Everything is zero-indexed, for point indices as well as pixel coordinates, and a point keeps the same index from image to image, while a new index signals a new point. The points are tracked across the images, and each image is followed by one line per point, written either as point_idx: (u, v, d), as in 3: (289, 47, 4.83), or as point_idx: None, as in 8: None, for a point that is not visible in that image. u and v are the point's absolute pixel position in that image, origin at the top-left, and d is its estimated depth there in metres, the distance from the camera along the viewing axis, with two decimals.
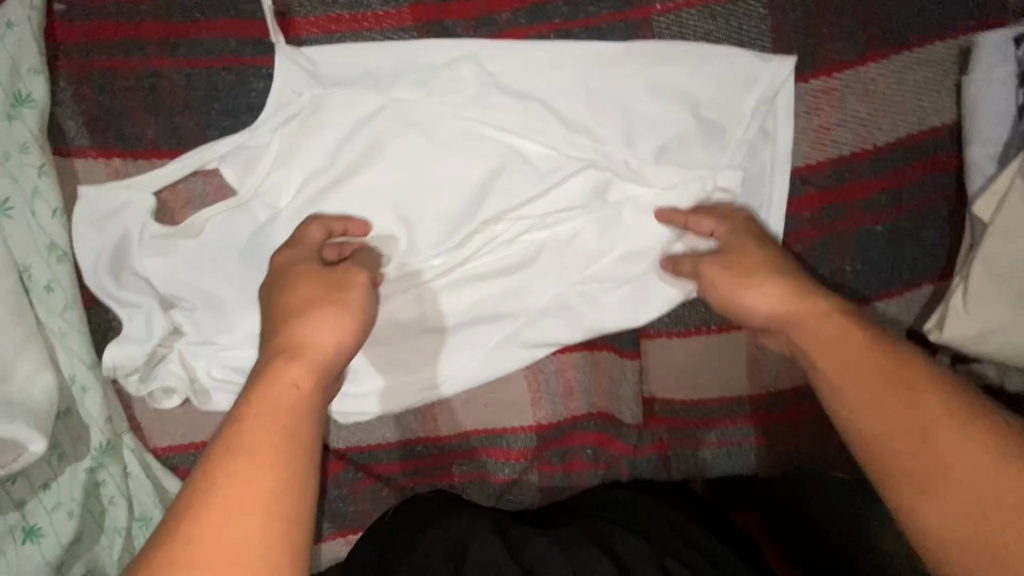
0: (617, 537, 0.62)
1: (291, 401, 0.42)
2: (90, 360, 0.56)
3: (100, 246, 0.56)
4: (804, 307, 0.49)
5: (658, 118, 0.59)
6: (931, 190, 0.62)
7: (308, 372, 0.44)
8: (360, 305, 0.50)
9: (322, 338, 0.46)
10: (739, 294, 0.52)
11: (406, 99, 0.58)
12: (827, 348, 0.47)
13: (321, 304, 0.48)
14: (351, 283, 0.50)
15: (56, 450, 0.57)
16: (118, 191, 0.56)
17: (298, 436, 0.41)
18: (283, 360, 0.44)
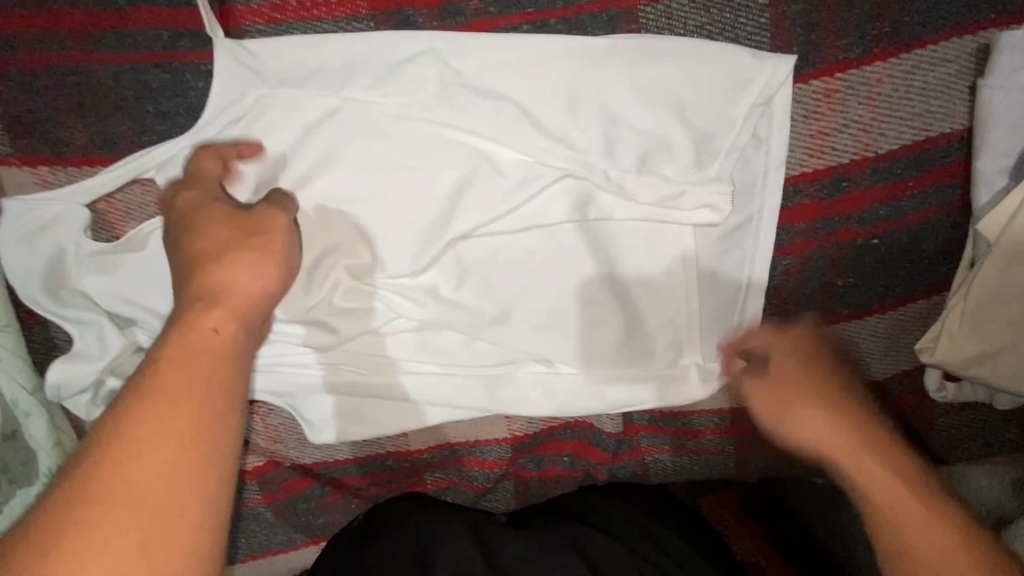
0: (587, 534, 0.62)
1: (211, 348, 0.36)
2: (32, 385, 0.54)
3: (33, 265, 0.52)
4: (864, 457, 0.44)
5: (642, 121, 0.54)
6: (935, 201, 0.57)
7: (226, 322, 0.38)
8: (287, 247, 0.44)
9: (240, 287, 0.40)
10: (791, 423, 0.47)
11: (365, 100, 0.53)
12: (883, 499, 0.43)
13: (238, 249, 0.42)
14: (274, 226, 0.44)
15: (5, 474, 0.52)
16: (48, 203, 0.52)
17: (220, 385, 0.35)
18: (200, 310, 0.38)
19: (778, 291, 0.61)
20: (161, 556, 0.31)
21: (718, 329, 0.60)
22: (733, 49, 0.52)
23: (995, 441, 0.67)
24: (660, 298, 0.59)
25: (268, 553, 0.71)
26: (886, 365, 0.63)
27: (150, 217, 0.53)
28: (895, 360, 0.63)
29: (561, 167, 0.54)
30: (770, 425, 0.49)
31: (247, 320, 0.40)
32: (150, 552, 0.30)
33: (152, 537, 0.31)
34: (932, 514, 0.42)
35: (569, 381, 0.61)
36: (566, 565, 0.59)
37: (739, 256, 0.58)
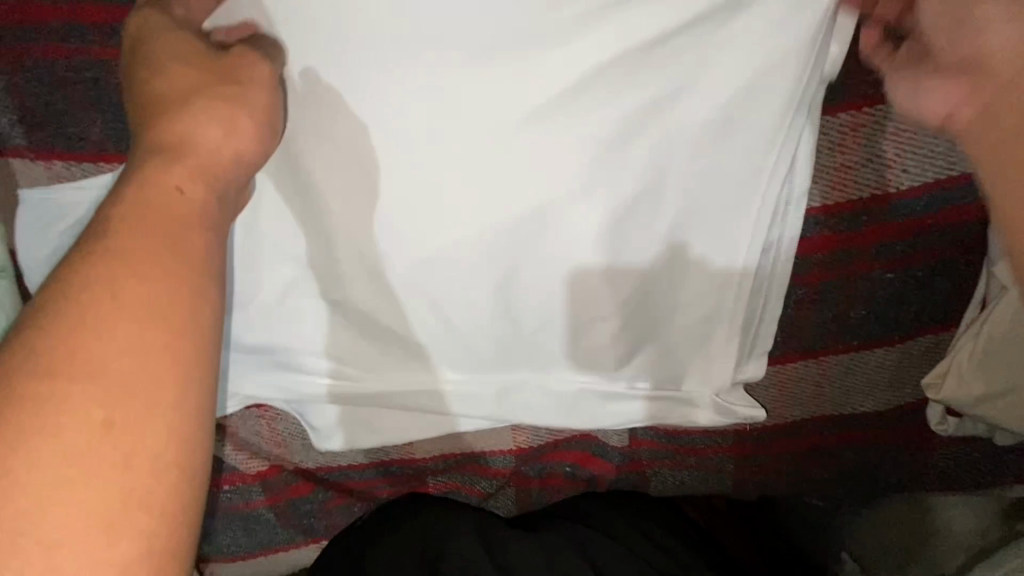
0: (589, 535, 0.65)
1: (190, 209, 0.39)
2: None
3: (45, 259, 0.51)
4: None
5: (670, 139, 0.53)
6: (951, 239, 0.58)
7: (192, 172, 0.41)
8: (268, 103, 0.46)
9: (212, 141, 0.43)
10: (980, 14, 0.44)
11: (374, 90, 0.48)
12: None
13: (203, 98, 0.44)
14: (253, 75, 0.46)
15: None
16: (62, 196, 0.50)
17: (189, 254, 0.36)
18: (162, 159, 0.40)
19: (790, 318, 0.61)
20: (126, 420, 0.31)
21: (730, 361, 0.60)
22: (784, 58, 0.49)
23: (992, 476, 0.68)
24: (677, 320, 0.59)
25: (273, 550, 0.72)
26: (888, 394, 0.65)
27: None
28: (895, 390, 0.65)
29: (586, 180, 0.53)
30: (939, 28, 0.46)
31: (217, 182, 0.42)
32: (112, 416, 0.31)
33: (115, 400, 0.31)
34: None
35: (574, 399, 0.61)
36: (567, 567, 0.62)
37: (757, 286, 0.58)
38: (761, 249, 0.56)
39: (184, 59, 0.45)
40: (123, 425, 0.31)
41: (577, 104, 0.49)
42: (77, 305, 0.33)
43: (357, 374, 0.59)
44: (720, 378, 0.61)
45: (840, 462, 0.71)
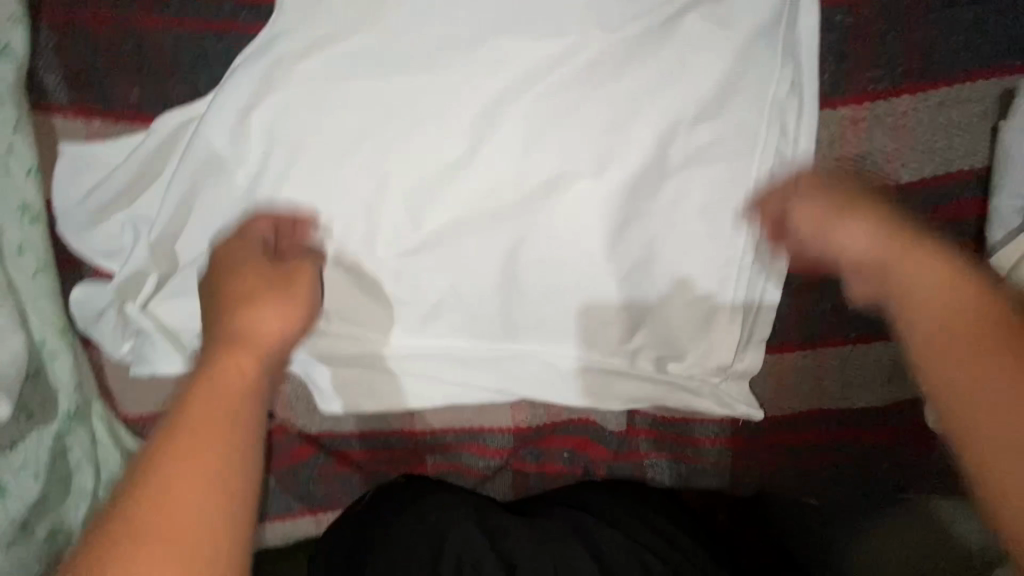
0: (596, 527, 0.64)
1: (247, 383, 0.43)
2: (62, 325, 0.55)
3: (78, 207, 0.54)
4: (909, 252, 0.46)
5: (669, 128, 0.57)
6: (955, 234, 0.58)
7: (252, 359, 0.46)
8: (305, 303, 0.53)
9: (267, 331, 0.49)
10: (828, 229, 0.51)
11: (409, 74, 0.55)
12: (927, 293, 0.44)
13: (270, 291, 0.51)
14: (296, 290, 0.52)
15: (25, 411, 0.56)
16: (99, 150, 0.54)
17: (240, 422, 0.40)
18: (226, 351, 0.45)
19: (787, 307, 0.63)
20: (197, 556, 0.34)
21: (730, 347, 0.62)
22: (762, 54, 0.56)
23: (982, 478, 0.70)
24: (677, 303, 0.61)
25: (268, 519, 0.72)
26: (880, 389, 0.67)
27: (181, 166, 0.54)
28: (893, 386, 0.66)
29: (588, 162, 0.57)
30: (811, 231, 0.53)
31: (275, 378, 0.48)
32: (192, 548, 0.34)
33: (190, 537, 0.34)
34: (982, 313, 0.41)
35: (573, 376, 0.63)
36: (574, 562, 0.61)
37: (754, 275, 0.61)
38: (759, 236, 0.60)
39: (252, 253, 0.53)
40: (199, 555, 0.34)
41: (581, 101, 0.56)
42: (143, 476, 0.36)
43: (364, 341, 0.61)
44: (718, 362, 0.63)
45: (841, 462, 0.71)
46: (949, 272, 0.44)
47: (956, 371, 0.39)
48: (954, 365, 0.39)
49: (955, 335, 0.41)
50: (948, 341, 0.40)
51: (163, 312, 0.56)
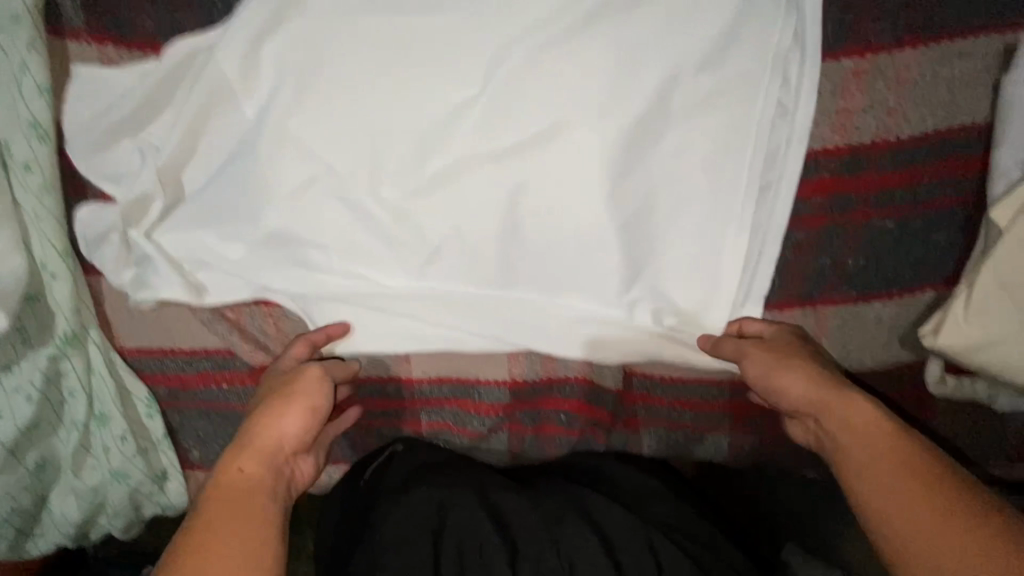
0: (597, 503, 0.65)
1: (253, 484, 0.51)
2: (64, 249, 0.55)
3: (87, 130, 0.55)
4: (840, 403, 0.52)
5: (676, 78, 0.57)
6: (951, 191, 0.59)
7: (257, 459, 0.52)
8: (312, 404, 0.57)
9: (275, 434, 0.54)
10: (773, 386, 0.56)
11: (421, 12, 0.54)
12: (854, 439, 0.50)
13: (285, 397, 0.56)
14: (302, 387, 0.57)
15: (21, 334, 0.56)
16: (112, 76, 0.54)
17: (258, 506, 0.49)
18: (236, 453, 0.53)
19: (788, 262, 0.63)
20: None
21: (726, 299, 0.62)
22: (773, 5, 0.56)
23: (986, 448, 0.68)
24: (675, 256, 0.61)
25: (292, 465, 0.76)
26: (884, 351, 0.65)
27: (189, 95, 0.55)
28: (894, 348, 0.65)
29: (592, 110, 0.57)
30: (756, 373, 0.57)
31: (280, 475, 0.53)
32: None
33: None
34: (894, 458, 0.48)
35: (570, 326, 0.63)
36: (576, 535, 0.61)
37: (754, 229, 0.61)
38: (759, 187, 0.60)
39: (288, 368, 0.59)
40: None
41: (591, 44, 0.56)
42: (179, 549, 0.45)
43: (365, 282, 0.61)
44: (714, 319, 0.62)
45: None
46: (872, 419, 0.50)
47: (870, 492, 0.48)
48: (891, 509, 0.46)
49: (896, 493, 0.46)
50: (876, 480, 0.48)
51: (169, 240, 0.58)
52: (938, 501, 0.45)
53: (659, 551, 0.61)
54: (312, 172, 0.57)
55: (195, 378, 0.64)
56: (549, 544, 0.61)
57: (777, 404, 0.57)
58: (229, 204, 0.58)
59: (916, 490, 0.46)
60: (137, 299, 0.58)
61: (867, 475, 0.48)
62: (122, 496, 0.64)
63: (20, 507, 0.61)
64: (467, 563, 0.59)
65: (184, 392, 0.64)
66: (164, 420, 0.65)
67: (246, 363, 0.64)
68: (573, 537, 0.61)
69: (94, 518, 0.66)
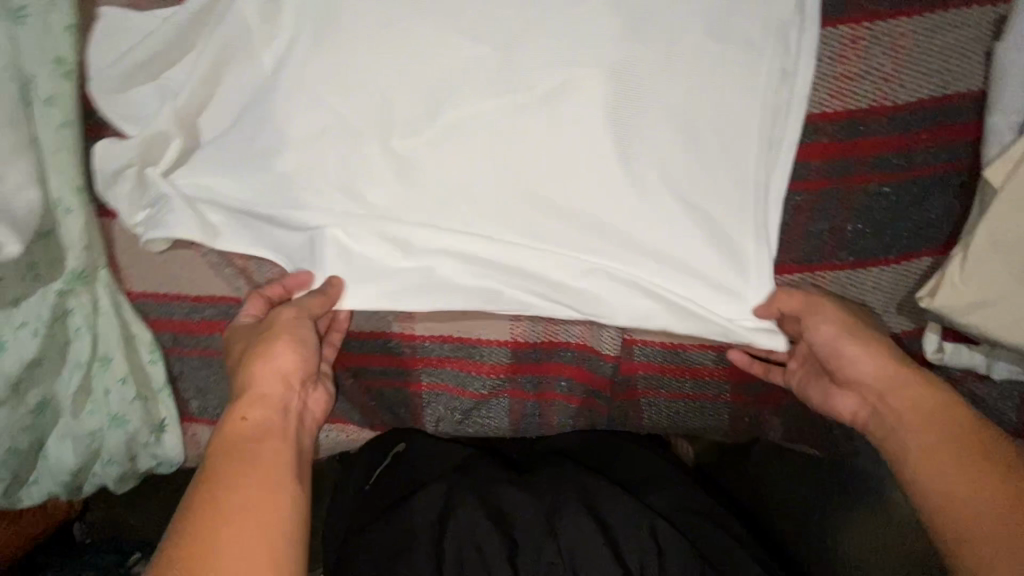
0: (602, 488, 0.67)
1: (285, 447, 0.52)
2: (80, 184, 0.56)
3: (108, 69, 0.57)
4: (912, 385, 0.54)
5: (682, 38, 0.59)
6: (946, 157, 0.61)
7: (268, 412, 0.53)
8: (297, 339, 0.56)
9: (270, 379, 0.55)
10: (837, 353, 0.57)
11: None
12: (915, 418, 0.53)
13: (273, 338, 0.56)
14: (281, 326, 0.56)
15: (32, 268, 0.57)
16: (137, 20, 0.57)
17: (288, 468, 0.51)
18: (238, 405, 0.53)
19: (787, 226, 0.64)
20: None
21: (730, 259, 0.61)
22: None
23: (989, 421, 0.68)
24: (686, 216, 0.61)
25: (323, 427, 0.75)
26: (883, 319, 0.66)
27: (213, 41, 0.57)
28: (892, 316, 0.65)
29: (598, 69, 0.59)
30: (827, 344, 0.58)
31: (285, 412, 0.54)
32: None
33: None
34: (951, 439, 0.51)
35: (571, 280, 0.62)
36: (580, 522, 0.63)
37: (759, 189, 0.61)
38: (767, 146, 0.60)
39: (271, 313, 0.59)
40: None
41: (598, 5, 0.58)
42: (203, 504, 0.46)
43: (369, 234, 0.60)
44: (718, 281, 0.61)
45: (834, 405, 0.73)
46: (939, 404, 0.53)
47: (931, 470, 0.51)
48: (940, 480, 0.50)
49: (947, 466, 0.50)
50: (932, 455, 0.51)
51: (186, 182, 0.60)
52: (997, 478, 0.48)
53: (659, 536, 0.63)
54: (325, 119, 0.59)
55: (199, 326, 0.64)
56: (549, 534, 0.63)
57: (833, 372, 0.59)
58: (243, 150, 0.60)
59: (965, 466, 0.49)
60: (147, 239, 0.59)
61: (925, 447, 0.52)
62: (117, 442, 0.63)
63: (17, 448, 0.61)
64: (469, 562, 0.61)
65: (186, 339, 0.65)
66: (165, 366, 0.64)
67: None
68: (574, 530, 0.63)
69: (88, 466, 0.65)
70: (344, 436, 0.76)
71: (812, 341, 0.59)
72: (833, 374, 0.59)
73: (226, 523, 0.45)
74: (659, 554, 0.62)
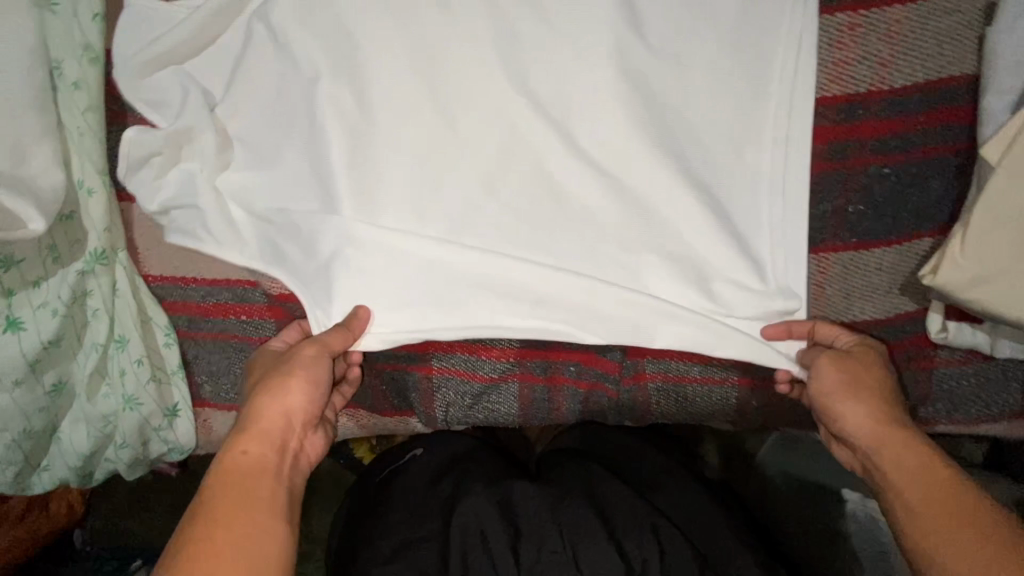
0: (608, 485, 0.70)
1: (274, 486, 0.50)
2: (102, 167, 0.58)
3: (132, 57, 0.59)
4: (892, 439, 0.53)
5: (684, 27, 0.61)
6: (944, 139, 0.62)
7: (266, 449, 0.52)
8: (309, 380, 0.57)
9: (273, 411, 0.54)
10: (829, 405, 0.57)
11: None
12: (899, 477, 0.51)
13: (288, 375, 0.56)
14: (299, 364, 0.57)
15: (52, 250, 0.58)
16: (161, 10, 0.59)
17: (270, 505, 0.49)
18: (239, 438, 0.52)
19: None
20: None
21: (738, 246, 0.62)
22: None
23: (997, 402, 0.68)
24: (699, 200, 0.62)
25: None
26: (887, 300, 0.66)
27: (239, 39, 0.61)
28: (896, 297, 0.66)
29: (601, 57, 0.60)
30: (820, 392, 0.58)
31: (284, 450, 0.54)
32: None
33: None
34: (923, 480, 0.49)
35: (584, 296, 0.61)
36: (576, 517, 0.64)
37: (766, 179, 0.62)
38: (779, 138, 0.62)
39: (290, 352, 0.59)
40: None
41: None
42: (193, 512, 0.47)
43: (376, 223, 0.60)
44: (726, 271, 0.62)
45: None
46: (925, 462, 0.50)
47: (918, 524, 0.47)
48: (921, 526, 0.47)
49: (926, 513, 0.47)
50: (926, 510, 0.47)
51: (222, 182, 0.61)
52: (984, 528, 0.44)
53: (662, 535, 0.64)
54: (335, 104, 0.60)
55: (214, 309, 0.65)
56: (551, 525, 0.64)
57: (831, 427, 0.58)
58: (259, 137, 0.61)
59: (938, 512, 0.47)
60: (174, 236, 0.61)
61: (914, 509, 0.48)
62: (130, 425, 0.64)
63: (32, 429, 0.61)
64: (470, 546, 0.63)
65: (202, 322, 0.65)
66: (179, 350, 0.65)
67: (265, 295, 0.65)
68: (574, 518, 0.64)
69: (100, 451, 0.65)
70: (353, 421, 0.75)
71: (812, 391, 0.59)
72: (832, 429, 0.58)
73: (198, 547, 0.44)
74: (661, 552, 0.62)
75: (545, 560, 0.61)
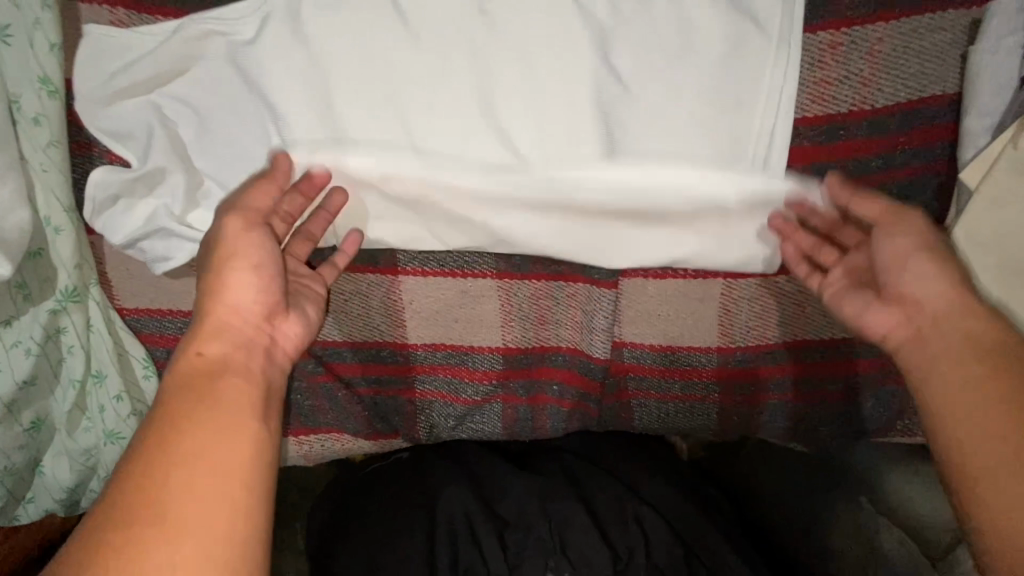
0: (596, 483, 0.72)
1: (246, 384, 0.50)
2: (69, 203, 0.56)
3: (95, 88, 0.57)
4: (963, 314, 0.51)
5: (662, 48, 0.60)
6: (926, 158, 0.62)
7: (227, 345, 0.51)
8: (252, 266, 0.54)
9: (226, 305, 0.53)
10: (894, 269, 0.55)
11: None
12: (960, 347, 0.50)
13: (236, 265, 0.54)
14: (234, 246, 0.54)
15: (22, 289, 0.56)
16: (121, 36, 0.56)
17: (245, 401, 0.48)
18: (195, 339, 0.51)
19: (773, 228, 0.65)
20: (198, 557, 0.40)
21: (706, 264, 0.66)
22: None
23: None
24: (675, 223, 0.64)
25: (294, 435, 0.73)
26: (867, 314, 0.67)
27: (207, 65, 0.58)
28: None
29: (577, 83, 0.60)
30: (891, 259, 0.55)
31: (251, 347, 0.52)
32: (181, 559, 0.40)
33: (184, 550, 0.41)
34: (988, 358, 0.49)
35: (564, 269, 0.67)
36: (562, 506, 0.69)
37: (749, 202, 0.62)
38: (758, 165, 0.62)
39: (213, 227, 0.55)
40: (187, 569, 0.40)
41: (576, 17, 0.59)
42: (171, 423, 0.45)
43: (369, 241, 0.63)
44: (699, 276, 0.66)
45: (828, 395, 0.72)
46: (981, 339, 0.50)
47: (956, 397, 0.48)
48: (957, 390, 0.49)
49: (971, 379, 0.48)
50: (968, 379, 0.48)
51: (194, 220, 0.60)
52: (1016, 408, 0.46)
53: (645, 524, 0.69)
54: (313, 133, 0.60)
55: None
56: (541, 518, 0.69)
57: (886, 284, 0.56)
58: (231, 167, 0.60)
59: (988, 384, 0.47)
60: (161, 270, 0.60)
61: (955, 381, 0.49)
62: (114, 457, 0.64)
63: (13, 467, 0.61)
64: (461, 541, 0.67)
65: None
66: (159, 382, 0.65)
67: None
68: (565, 513, 0.69)
69: (84, 482, 0.66)
70: (339, 445, 0.74)
71: (880, 249, 0.56)
72: (886, 287, 0.56)
73: (180, 437, 0.44)
74: (645, 539, 0.68)
75: (532, 546, 0.68)
